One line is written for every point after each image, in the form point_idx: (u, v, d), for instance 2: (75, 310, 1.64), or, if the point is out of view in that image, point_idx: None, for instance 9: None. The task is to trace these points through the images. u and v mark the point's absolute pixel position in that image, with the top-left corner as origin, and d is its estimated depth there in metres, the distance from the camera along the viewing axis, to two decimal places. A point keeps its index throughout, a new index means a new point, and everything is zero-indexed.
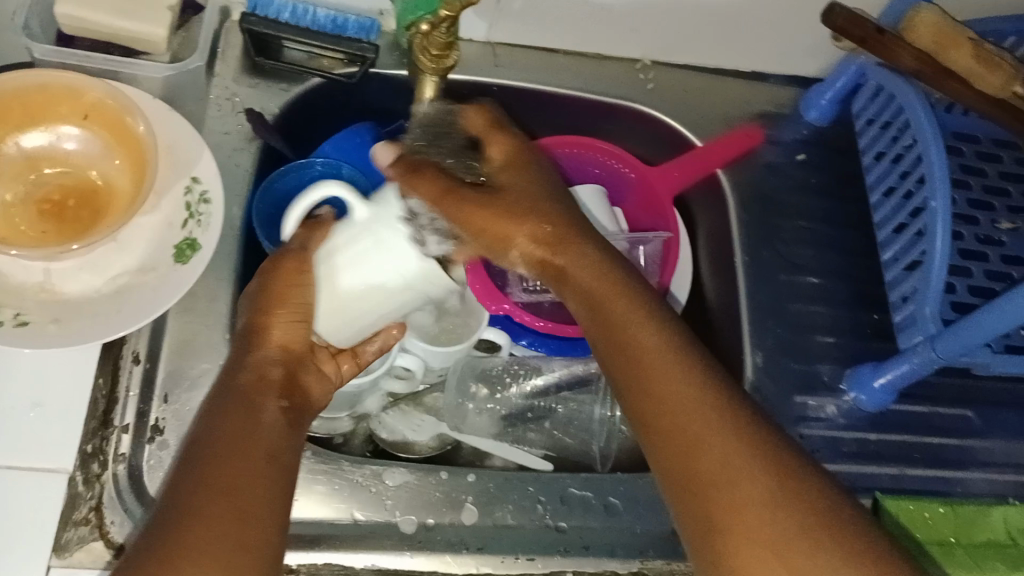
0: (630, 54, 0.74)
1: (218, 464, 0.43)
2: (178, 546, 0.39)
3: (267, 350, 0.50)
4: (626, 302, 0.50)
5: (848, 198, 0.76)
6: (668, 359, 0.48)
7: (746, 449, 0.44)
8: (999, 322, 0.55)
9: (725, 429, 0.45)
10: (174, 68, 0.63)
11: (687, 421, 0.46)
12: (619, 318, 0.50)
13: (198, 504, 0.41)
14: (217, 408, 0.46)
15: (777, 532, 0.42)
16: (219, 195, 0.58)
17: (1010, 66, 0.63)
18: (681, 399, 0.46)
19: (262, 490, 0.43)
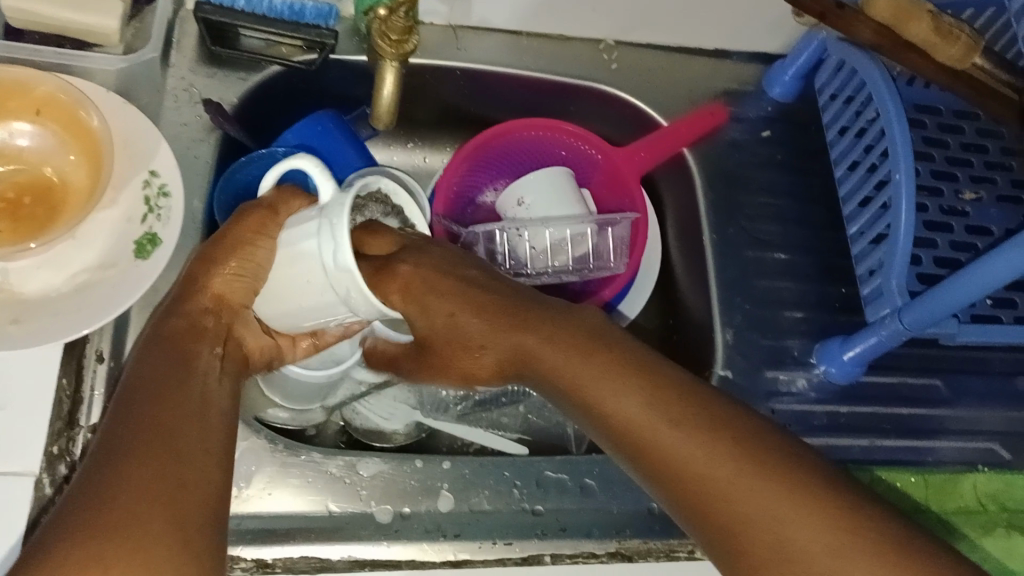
0: (593, 34, 0.74)
1: (150, 413, 0.45)
2: (109, 489, 0.41)
3: (199, 301, 0.52)
4: (568, 341, 0.52)
5: (813, 173, 0.77)
6: (618, 385, 0.49)
7: (710, 444, 0.45)
8: (962, 293, 0.55)
9: (687, 436, 0.46)
10: (128, 60, 0.62)
11: (651, 439, 0.47)
12: (569, 361, 0.51)
13: (133, 450, 0.43)
14: (150, 363, 0.47)
15: (760, 510, 0.43)
16: (178, 188, 0.57)
17: (968, 38, 0.63)
18: (641, 420, 0.47)
19: (196, 435, 0.45)
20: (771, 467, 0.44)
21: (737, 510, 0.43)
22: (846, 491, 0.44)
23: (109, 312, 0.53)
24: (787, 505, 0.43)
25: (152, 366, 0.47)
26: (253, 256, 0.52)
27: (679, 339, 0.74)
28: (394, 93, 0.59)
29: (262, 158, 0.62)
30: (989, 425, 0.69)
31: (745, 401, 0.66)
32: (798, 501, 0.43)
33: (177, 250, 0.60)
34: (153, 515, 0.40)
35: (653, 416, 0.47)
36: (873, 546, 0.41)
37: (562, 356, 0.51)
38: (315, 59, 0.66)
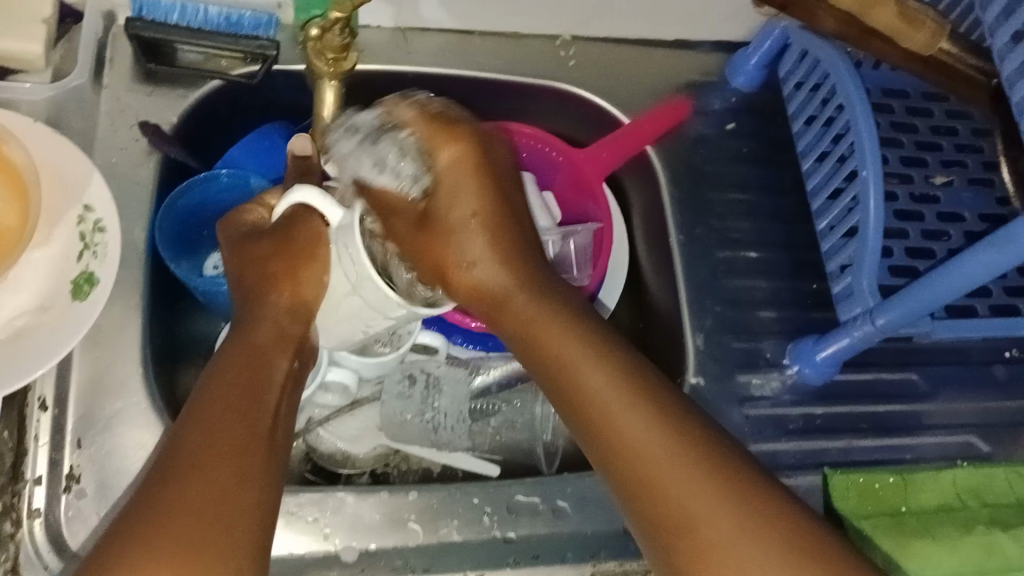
0: (549, 30, 0.71)
1: (222, 428, 0.44)
2: (184, 507, 0.39)
3: (278, 301, 0.52)
4: (537, 309, 0.54)
5: (781, 164, 0.75)
6: (591, 365, 0.49)
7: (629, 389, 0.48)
8: (939, 292, 0.53)
9: (611, 377, 0.49)
10: (54, 88, 0.60)
11: (583, 378, 0.49)
12: (551, 339, 0.52)
13: (202, 457, 0.42)
14: (224, 367, 0.48)
15: (642, 442, 0.46)
16: (114, 223, 0.54)
17: (933, 22, 0.61)
18: (580, 362, 0.50)
19: (268, 457, 0.44)
20: (672, 418, 0.46)
21: (628, 441, 0.46)
22: (794, 520, 0.42)
23: (45, 361, 0.49)
24: (666, 449, 0.45)
25: (222, 375, 0.47)
26: (309, 277, 0.51)
27: (651, 343, 0.72)
28: (337, 108, 0.58)
29: (203, 184, 0.61)
30: (967, 417, 0.68)
31: (718, 408, 0.64)
32: (679, 448, 0.45)
33: (120, 285, 0.57)
34: (228, 532, 0.39)
35: (592, 361, 0.49)
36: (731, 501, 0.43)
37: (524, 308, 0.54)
38: (257, 71, 0.62)
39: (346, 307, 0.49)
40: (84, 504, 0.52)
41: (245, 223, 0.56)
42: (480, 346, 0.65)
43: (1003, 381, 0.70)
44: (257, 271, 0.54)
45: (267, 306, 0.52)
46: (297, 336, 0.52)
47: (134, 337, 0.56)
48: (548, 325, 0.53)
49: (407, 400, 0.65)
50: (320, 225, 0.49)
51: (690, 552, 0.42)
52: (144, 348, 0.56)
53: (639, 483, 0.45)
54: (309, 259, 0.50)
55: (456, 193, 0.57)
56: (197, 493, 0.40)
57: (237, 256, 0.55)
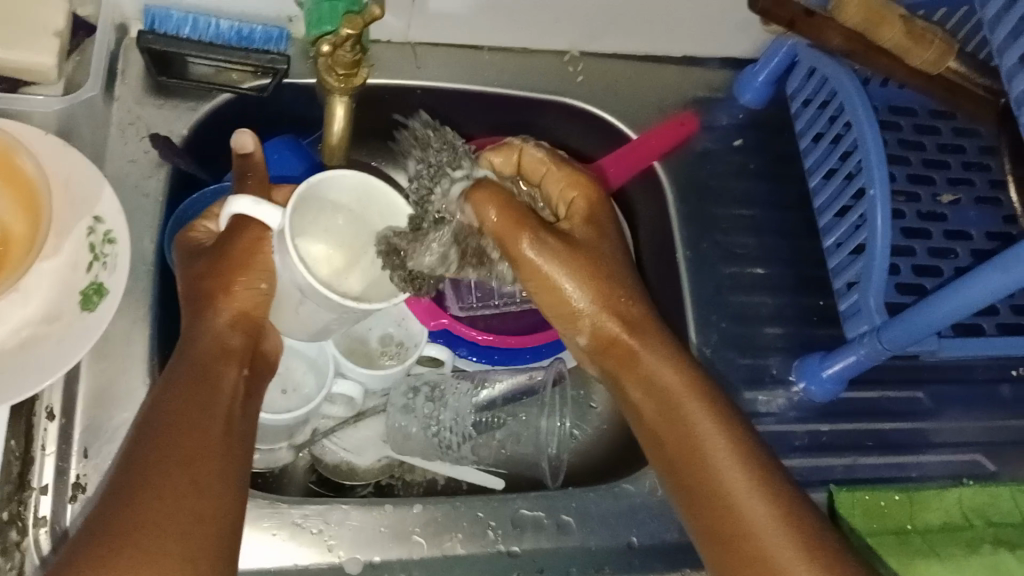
0: (558, 45, 0.71)
1: (175, 435, 0.44)
2: (133, 520, 0.41)
3: (217, 318, 0.50)
4: (674, 363, 0.51)
5: (788, 180, 0.75)
6: (724, 446, 0.49)
7: (731, 446, 0.49)
8: (946, 312, 0.54)
9: (716, 432, 0.49)
10: (65, 101, 0.59)
11: (687, 429, 0.49)
12: (681, 410, 0.50)
13: (155, 478, 0.42)
14: (172, 381, 0.47)
15: (764, 533, 0.47)
16: (124, 234, 0.54)
17: (941, 40, 0.62)
18: (681, 409, 0.50)
19: (219, 463, 0.45)
20: (793, 514, 0.47)
21: (727, 501, 0.48)
22: None
23: (54, 370, 0.50)
24: (787, 545, 0.46)
25: (175, 387, 0.46)
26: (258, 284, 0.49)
27: None
28: (346, 124, 0.58)
29: (211, 197, 0.62)
30: (973, 436, 0.68)
31: None
32: (781, 521, 0.47)
33: (128, 296, 0.58)
34: (169, 552, 0.40)
35: (698, 414, 0.49)
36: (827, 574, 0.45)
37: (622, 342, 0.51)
38: (268, 84, 0.63)
39: (297, 311, 0.48)
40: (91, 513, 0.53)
41: (194, 238, 0.53)
42: (487, 360, 0.66)
43: (1009, 400, 0.70)
44: (195, 288, 0.51)
45: (208, 322, 0.50)
46: (239, 348, 0.50)
47: (141, 346, 0.57)
48: (681, 391, 0.50)
49: (411, 412, 0.64)
50: (258, 232, 0.47)
51: None
52: (151, 358, 0.57)
53: (733, 544, 0.47)
54: (253, 272, 0.48)
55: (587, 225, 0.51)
56: (154, 518, 0.41)
57: (183, 274, 0.52)
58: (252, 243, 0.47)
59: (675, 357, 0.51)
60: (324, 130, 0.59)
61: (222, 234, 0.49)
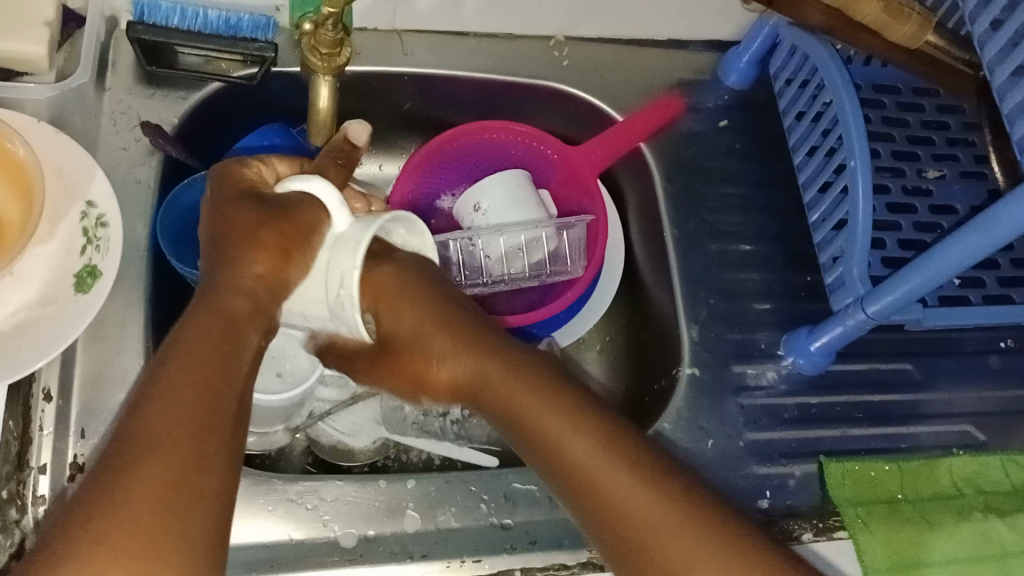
0: (543, 31, 0.72)
1: (180, 401, 0.43)
2: (129, 489, 0.39)
3: (253, 264, 0.51)
4: (512, 376, 0.53)
5: (774, 158, 0.75)
6: (588, 449, 0.48)
7: (642, 481, 0.47)
8: (926, 280, 0.54)
9: (581, 439, 0.49)
10: (57, 88, 0.60)
11: (598, 481, 0.48)
12: (535, 418, 0.51)
13: (159, 434, 0.42)
14: (189, 339, 0.47)
15: (639, 509, 0.46)
16: (117, 218, 0.55)
17: (919, 15, 0.62)
18: (593, 466, 0.48)
19: (225, 440, 0.44)
20: (651, 475, 0.47)
21: (646, 535, 0.45)
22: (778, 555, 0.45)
23: (49, 350, 0.51)
24: (664, 513, 0.45)
25: (189, 348, 0.46)
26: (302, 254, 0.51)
27: (646, 337, 0.73)
28: (332, 102, 0.58)
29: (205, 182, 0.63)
30: (964, 407, 0.68)
31: (712, 399, 0.65)
32: (704, 538, 0.45)
33: (123, 280, 0.59)
34: (161, 524, 0.39)
35: (605, 458, 0.48)
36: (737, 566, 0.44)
37: (542, 412, 0.51)
38: (256, 74, 0.64)
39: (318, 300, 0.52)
40: None
41: (241, 176, 0.55)
42: None
43: (998, 371, 0.70)
44: (241, 228, 0.52)
45: (235, 270, 0.51)
46: (270, 309, 0.51)
47: (135, 329, 0.57)
48: (524, 397, 0.52)
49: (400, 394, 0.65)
50: (315, 218, 0.51)
51: None
52: (146, 340, 0.57)
53: (629, 539, 0.46)
54: (310, 246, 0.51)
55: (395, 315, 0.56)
56: (153, 476, 0.40)
57: (224, 216, 0.53)
58: (305, 226, 0.51)
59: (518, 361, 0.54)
60: (311, 109, 0.59)
61: (298, 197, 0.52)
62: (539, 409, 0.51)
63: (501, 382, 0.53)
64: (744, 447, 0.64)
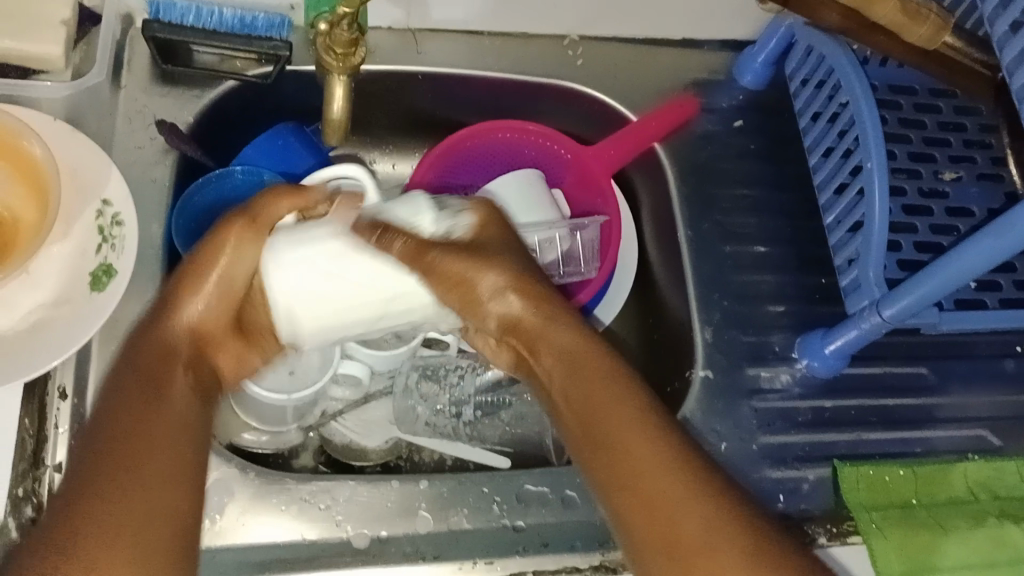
0: (556, 30, 0.72)
1: (125, 442, 0.45)
2: (76, 530, 0.41)
3: (175, 320, 0.51)
4: (584, 344, 0.53)
5: (789, 159, 0.75)
6: (632, 417, 0.49)
7: (664, 447, 0.48)
8: (943, 284, 0.53)
9: (625, 409, 0.50)
10: (72, 87, 0.61)
11: (624, 431, 0.49)
12: (591, 388, 0.51)
13: (106, 485, 0.43)
14: (125, 380, 0.47)
15: (661, 480, 0.47)
16: (132, 216, 0.55)
17: (936, 15, 0.61)
18: (619, 428, 0.49)
19: (172, 476, 0.45)
20: (688, 457, 0.48)
21: (663, 504, 0.46)
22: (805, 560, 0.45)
23: (64, 350, 0.51)
24: (689, 494, 0.46)
25: (118, 399, 0.47)
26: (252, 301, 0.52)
27: (659, 338, 0.72)
28: (345, 103, 0.58)
29: (216, 181, 0.62)
30: (978, 411, 0.68)
31: (725, 402, 0.65)
32: (729, 529, 0.45)
33: (137, 280, 0.59)
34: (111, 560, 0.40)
35: (640, 428, 0.49)
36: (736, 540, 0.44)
37: (586, 381, 0.51)
38: (271, 72, 0.64)
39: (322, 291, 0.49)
40: None
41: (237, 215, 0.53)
42: None
43: (1014, 375, 0.70)
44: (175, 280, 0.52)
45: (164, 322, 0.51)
46: (188, 358, 0.51)
47: None
48: (582, 357, 0.52)
49: (412, 394, 0.66)
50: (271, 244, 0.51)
51: None
52: None
53: (647, 504, 0.47)
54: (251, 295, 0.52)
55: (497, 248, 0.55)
56: (103, 519, 0.42)
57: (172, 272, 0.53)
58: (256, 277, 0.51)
59: (580, 332, 0.54)
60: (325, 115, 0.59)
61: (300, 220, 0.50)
62: (588, 372, 0.52)
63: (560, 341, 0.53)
64: (757, 451, 0.64)
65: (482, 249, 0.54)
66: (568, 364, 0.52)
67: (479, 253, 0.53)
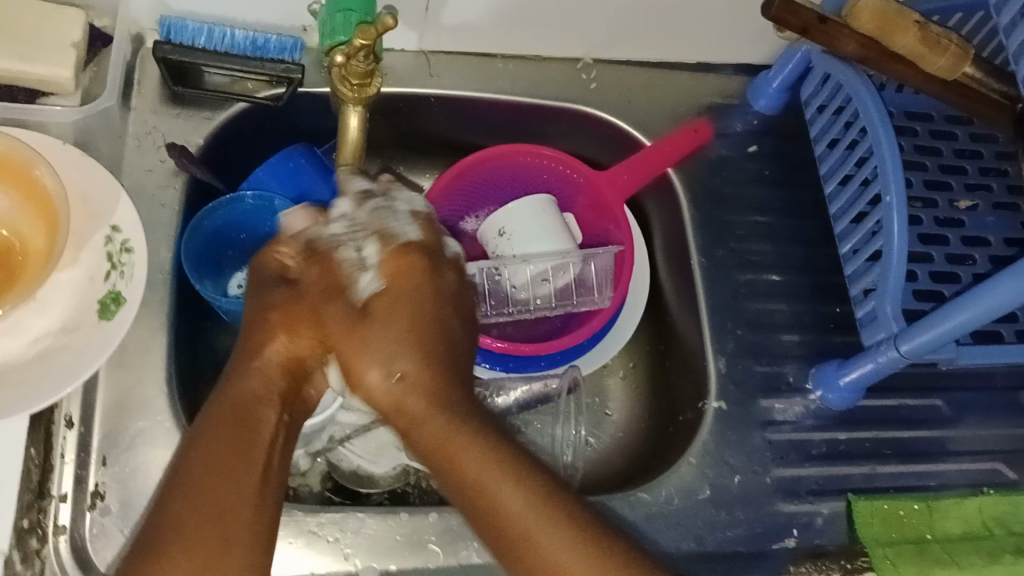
0: (571, 53, 0.71)
1: (208, 490, 0.44)
2: None
3: (276, 348, 0.50)
4: (447, 423, 0.47)
5: (803, 186, 0.74)
6: (533, 520, 0.45)
7: (573, 545, 0.44)
8: (965, 320, 0.53)
9: (517, 498, 0.45)
10: (84, 111, 0.60)
11: (530, 534, 0.45)
12: (474, 479, 0.46)
13: (176, 544, 0.43)
14: (209, 432, 0.46)
15: (562, 574, 0.44)
16: (141, 244, 0.54)
17: (957, 47, 0.61)
18: (529, 524, 0.45)
19: (247, 530, 0.44)
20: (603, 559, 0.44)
21: None
22: None
23: (73, 379, 0.50)
24: None
25: (205, 440, 0.46)
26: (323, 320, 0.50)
27: (670, 365, 0.72)
28: (361, 134, 0.56)
29: (226, 207, 0.61)
30: (994, 443, 0.67)
31: (738, 433, 0.64)
32: None
33: (146, 305, 0.58)
34: None
35: (539, 519, 0.45)
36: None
37: (467, 459, 0.46)
38: (282, 94, 0.63)
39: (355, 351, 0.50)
40: (108, 521, 0.52)
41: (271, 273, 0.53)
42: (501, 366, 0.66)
43: None
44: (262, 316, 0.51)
45: (261, 358, 0.50)
46: (283, 390, 0.50)
47: (158, 356, 0.57)
48: (445, 444, 0.47)
49: None
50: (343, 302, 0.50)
51: None
52: (169, 367, 0.57)
53: None
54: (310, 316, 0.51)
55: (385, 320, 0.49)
56: None
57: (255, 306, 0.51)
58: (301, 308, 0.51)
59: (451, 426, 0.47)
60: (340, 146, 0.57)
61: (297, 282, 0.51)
62: (468, 454, 0.46)
63: (429, 420, 0.47)
64: (771, 484, 0.63)
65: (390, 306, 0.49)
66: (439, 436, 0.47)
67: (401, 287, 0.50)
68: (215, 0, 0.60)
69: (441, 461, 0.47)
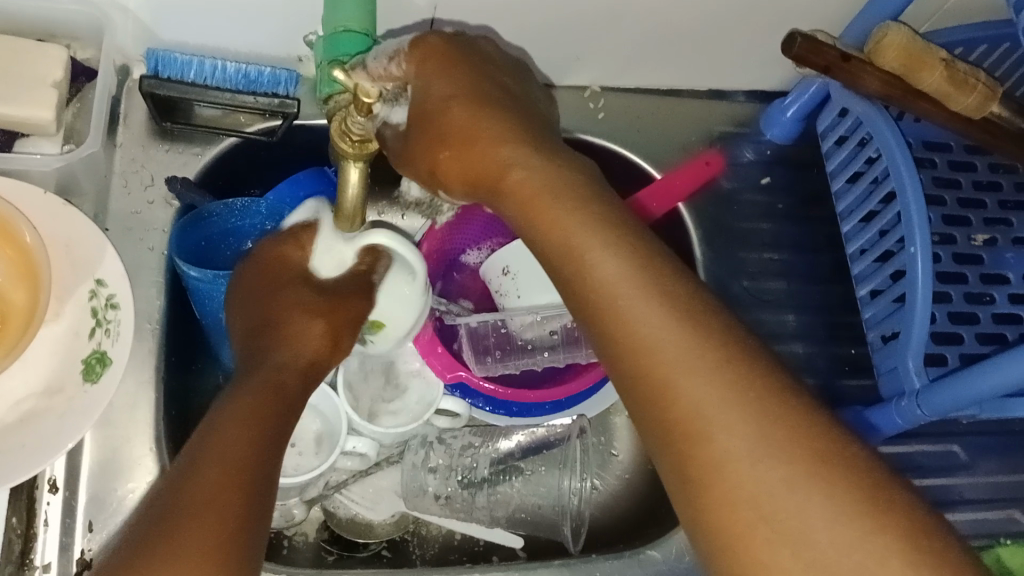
0: (577, 81, 0.68)
1: (237, 440, 0.45)
2: (168, 532, 0.39)
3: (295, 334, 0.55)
4: (543, 178, 0.45)
5: (818, 219, 0.72)
6: (634, 284, 0.40)
7: (680, 314, 0.39)
8: (990, 385, 0.50)
9: (620, 262, 0.41)
10: (65, 159, 0.54)
11: (621, 299, 0.40)
12: (567, 237, 0.43)
13: (193, 484, 0.42)
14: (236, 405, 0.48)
15: (659, 337, 0.39)
16: (128, 298, 0.51)
17: (984, 86, 0.58)
18: (620, 288, 0.40)
19: (268, 480, 0.44)
20: (700, 323, 0.39)
21: (665, 370, 0.38)
22: (861, 466, 0.35)
23: (54, 451, 0.48)
24: (719, 383, 0.37)
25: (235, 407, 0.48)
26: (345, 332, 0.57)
27: None
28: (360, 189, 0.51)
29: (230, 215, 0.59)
30: (1008, 491, 0.65)
31: None
32: (767, 408, 0.36)
33: (134, 359, 0.56)
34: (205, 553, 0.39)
35: (636, 280, 0.40)
36: (851, 492, 0.34)
37: (562, 222, 0.43)
38: (277, 127, 0.60)
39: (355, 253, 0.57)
40: None
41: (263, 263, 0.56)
42: (505, 411, 0.63)
43: None
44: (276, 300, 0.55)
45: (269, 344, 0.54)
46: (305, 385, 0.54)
47: (148, 413, 0.55)
48: (539, 204, 0.44)
49: (421, 470, 0.63)
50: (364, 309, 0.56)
51: (732, 532, 0.35)
52: (159, 424, 0.55)
53: (648, 379, 0.39)
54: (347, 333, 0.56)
55: (457, 123, 0.47)
56: (194, 523, 0.40)
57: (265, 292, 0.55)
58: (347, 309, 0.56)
59: (542, 179, 0.45)
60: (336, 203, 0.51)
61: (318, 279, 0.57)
62: (559, 214, 0.43)
63: (526, 180, 0.45)
64: None
65: (484, 140, 0.46)
66: (583, 260, 0.42)
67: (431, 127, 0.48)
68: (201, 32, 0.56)
69: (563, 255, 0.43)
